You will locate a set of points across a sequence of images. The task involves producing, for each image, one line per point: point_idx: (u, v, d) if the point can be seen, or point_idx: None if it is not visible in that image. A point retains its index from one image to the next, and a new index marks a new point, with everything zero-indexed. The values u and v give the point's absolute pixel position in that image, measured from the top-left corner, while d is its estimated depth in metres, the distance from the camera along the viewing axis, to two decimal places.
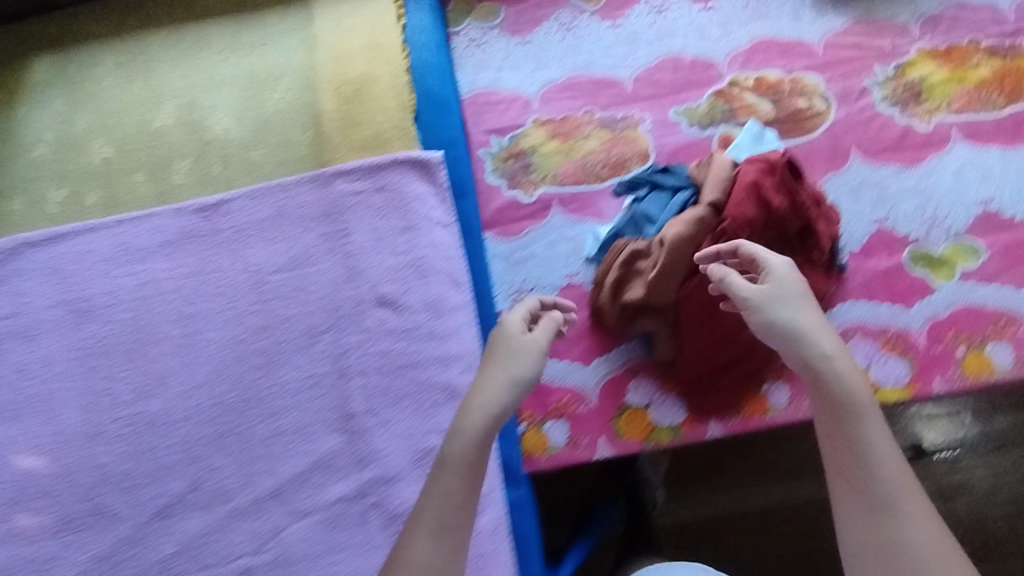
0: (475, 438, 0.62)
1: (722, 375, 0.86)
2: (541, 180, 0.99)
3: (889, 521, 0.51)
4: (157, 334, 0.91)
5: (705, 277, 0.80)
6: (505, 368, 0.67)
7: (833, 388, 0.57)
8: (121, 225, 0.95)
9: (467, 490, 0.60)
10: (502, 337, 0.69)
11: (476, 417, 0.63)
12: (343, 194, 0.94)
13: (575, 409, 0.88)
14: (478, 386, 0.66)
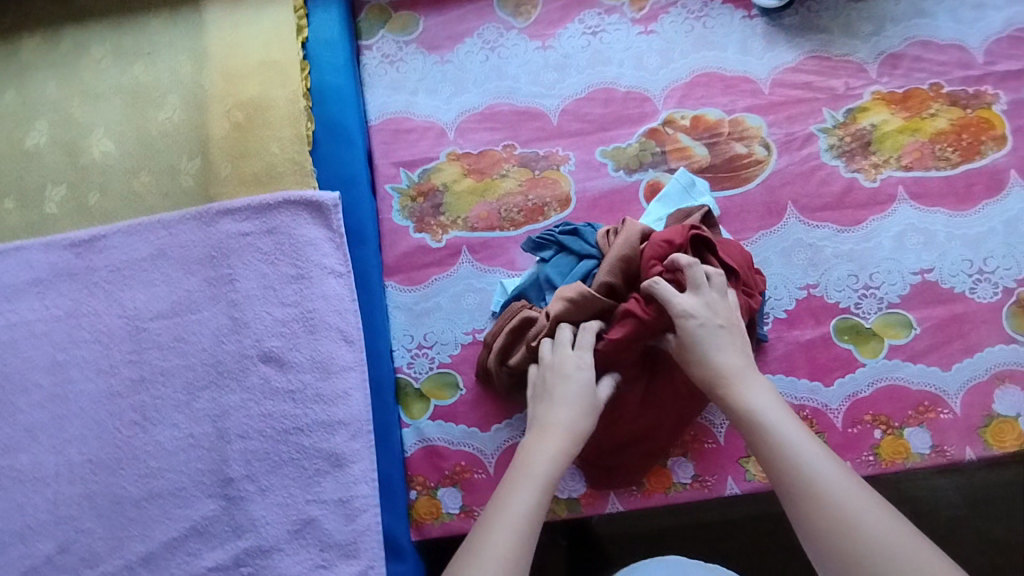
0: (552, 459, 0.66)
1: (623, 454, 0.80)
2: (451, 223, 0.91)
3: (833, 517, 0.56)
4: (24, 383, 0.84)
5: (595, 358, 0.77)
6: (571, 412, 0.70)
7: (744, 414, 0.65)
8: None
9: (535, 513, 0.62)
10: (568, 379, 0.71)
11: (545, 453, 0.67)
12: (229, 234, 0.87)
13: (470, 477, 0.83)
14: (548, 426, 0.69)
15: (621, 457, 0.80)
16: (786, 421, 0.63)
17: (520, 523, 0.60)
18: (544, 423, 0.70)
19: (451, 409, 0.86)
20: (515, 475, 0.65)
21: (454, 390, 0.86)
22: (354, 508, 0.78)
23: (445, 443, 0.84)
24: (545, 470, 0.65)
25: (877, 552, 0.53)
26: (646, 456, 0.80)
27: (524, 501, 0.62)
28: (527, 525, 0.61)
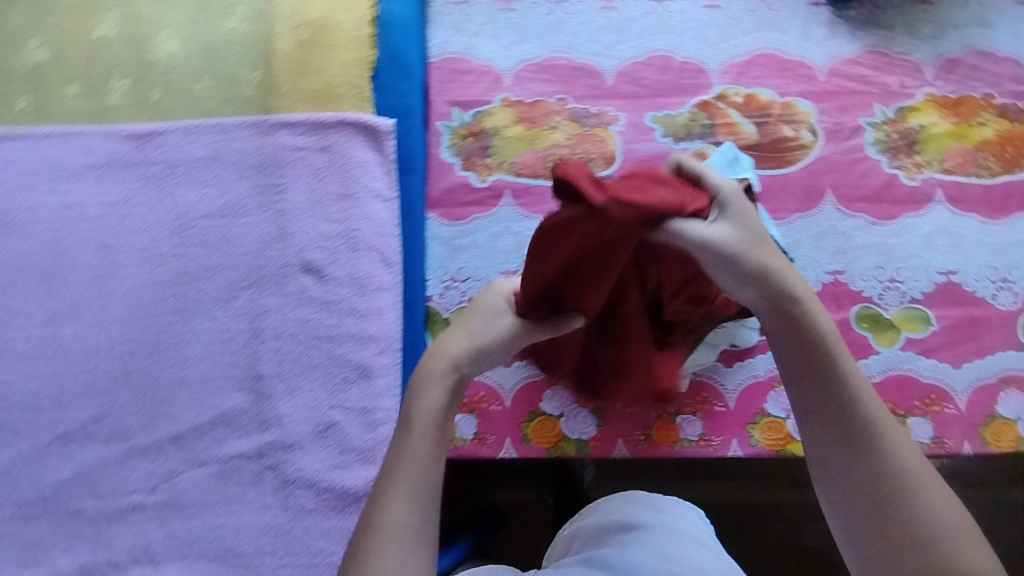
0: (440, 401, 0.65)
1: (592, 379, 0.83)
2: (496, 166, 0.93)
3: (872, 449, 0.61)
4: (73, 261, 0.88)
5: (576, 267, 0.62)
6: (464, 343, 0.68)
7: (806, 332, 0.65)
8: (51, 140, 0.91)
9: (433, 453, 0.63)
10: (474, 311, 0.70)
11: (438, 388, 0.65)
12: (283, 146, 0.89)
13: (487, 407, 0.87)
14: (440, 361, 0.67)
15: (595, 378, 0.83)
16: (848, 359, 0.65)
17: (425, 472, 0.62)
18: (446, 361, 0.67)
19: None
20: (408, 422, 0.64)
21: None
22: (375, 418, 0.83)
23: None
24: (431, 406, 0.65)
25: (910, 485, 0.59)
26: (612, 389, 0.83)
27: (422, 444, 0.63)
28: (427, 471, 0.62)
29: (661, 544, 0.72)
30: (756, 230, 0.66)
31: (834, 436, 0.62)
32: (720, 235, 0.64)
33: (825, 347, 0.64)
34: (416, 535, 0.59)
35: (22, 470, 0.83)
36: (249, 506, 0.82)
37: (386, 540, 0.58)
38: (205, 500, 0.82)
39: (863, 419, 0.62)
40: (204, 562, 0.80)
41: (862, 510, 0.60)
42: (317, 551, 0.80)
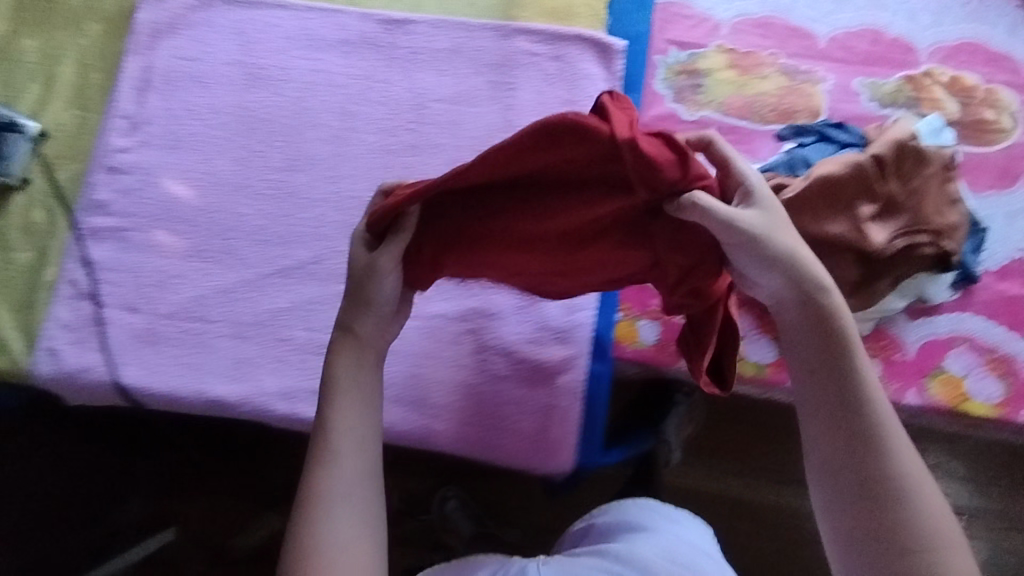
0: (349, 371, 0.70)
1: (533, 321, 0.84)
2: (706, 103, 1.00)
3: (872, 448, 0.62)
4: (315, 120, 0.96)
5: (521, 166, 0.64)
6: (353, 310, 0.72)
7: (823, 327, 0.66)
8: (310, 13, 0.99)
9: (365, 418, 0.70)
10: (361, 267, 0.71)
11: (350, 360, 0.71)
12: (521, 51, 0.97)
13: (672, 318, 0.92)
14: (355, 340, 0.71)
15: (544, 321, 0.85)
16: (865, 362, 0.65)
17: (356, 445, 0.68)
18: (346, 330, 0.71)
19: None
20: (329, 401, 0.69)
21: None
22: (576, 303, 0.90)
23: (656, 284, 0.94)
24: (347, 368, 0.70)
25: (906, 488, 0.61)
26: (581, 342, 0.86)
27: (349, 418, 0.69)
28: (360, 449, 0.68)
29: (673, 545, 0.75)
30: (777, 217, 0.66)
31: (839, 438, 0.64)
32: (747, 216, 0.64)
33: (840, 347, 0.65)
34: (360, 506, 0.66)
35: (242, 295, 0.89)
36: (445, 361, 0.88)
37: (331, 515, 0.65)
38: (406, 350, 0.88)
39: (867, 421, 0.63)
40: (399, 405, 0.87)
41: (852, 508, 0.62)
42: (500, 415, 0.87)
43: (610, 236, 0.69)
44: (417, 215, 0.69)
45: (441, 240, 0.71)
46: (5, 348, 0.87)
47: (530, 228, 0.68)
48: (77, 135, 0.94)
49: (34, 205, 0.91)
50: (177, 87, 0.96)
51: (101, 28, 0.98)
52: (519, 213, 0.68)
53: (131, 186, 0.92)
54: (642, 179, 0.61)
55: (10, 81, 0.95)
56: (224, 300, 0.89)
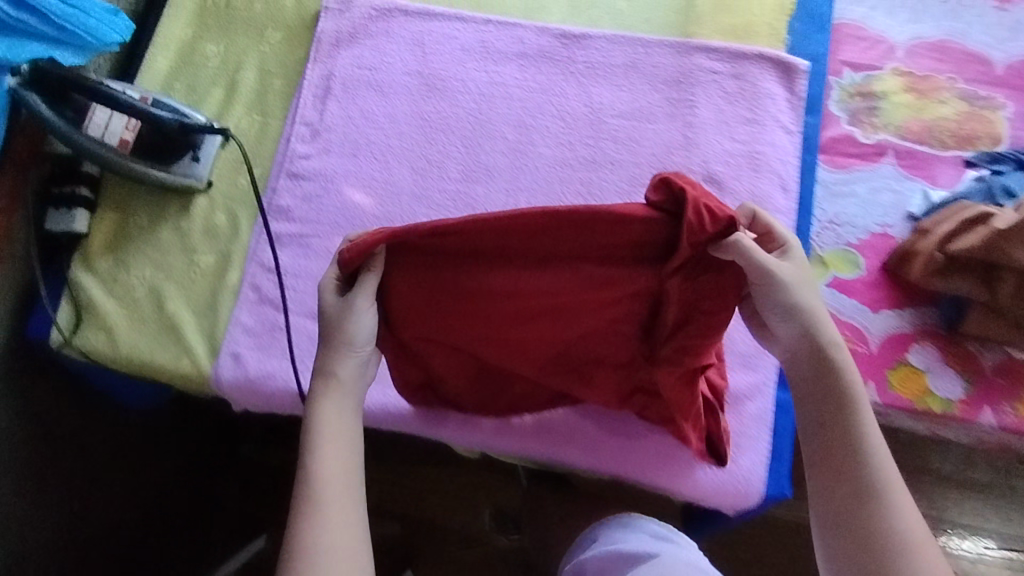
0: (333, 405, 0.69)
1: (473, 383, 0.84)
2: (882, 126, 0.99)
3: (871, 497, 0.63)
4: (492, 132, 0.95)
5: (500, 239, 0.68)
6: (334, 355, 0.71)
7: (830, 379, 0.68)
8: (489, 25, 1.00)
9: (347, 467, 0.66)
10: (336, 322, 0.71)
11: (335, 404, 0.69)
12: (701, 67, 0.96)
13: (853, 348, 0.91)
14: (332, 386, 0.70)
15: (469, 388, 0.85)
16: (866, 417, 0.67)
17: (339, 493, 0.64)
18: (327, 375, 0.70)
19: (845, 284, 0.93)
20: (310, 441, 0.67)
21: (853, 268, 0.94)
22: None
23: (836, 312, 0.92)
24: (328, 402, 0.69)
25: (905, 542, 0.61)
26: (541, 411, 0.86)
27: (333, 456, 0.66)
28: (338, 503, 0.64)
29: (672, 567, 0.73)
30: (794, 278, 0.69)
31: (841, 483, 0.64)
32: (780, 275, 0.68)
33: (847, 402, 0.67)
34: (349, 563, 0.61)
35: None
36: None
37: (316, 562, 0.60)
38: None
39: (868, 470, 0.64)
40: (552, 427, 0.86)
41: (851, 559, 0.62)
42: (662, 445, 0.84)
43: (586, 313, 0.74)
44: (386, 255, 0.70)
45: (407, 290, 0.73)
46: (189, 351, 0.88)
47: (487, 289, 0.72)
48: (258, 140, 0.97)
49: (217, 208, 0.93)
50: (357, 95, 0.97)
51: (281, 36, 1.01)
52: (489, 280, 0.71)
53: (312, 192, 0.93)
54: (690, 234, 0.64)
55: (193, 83, 0.99)
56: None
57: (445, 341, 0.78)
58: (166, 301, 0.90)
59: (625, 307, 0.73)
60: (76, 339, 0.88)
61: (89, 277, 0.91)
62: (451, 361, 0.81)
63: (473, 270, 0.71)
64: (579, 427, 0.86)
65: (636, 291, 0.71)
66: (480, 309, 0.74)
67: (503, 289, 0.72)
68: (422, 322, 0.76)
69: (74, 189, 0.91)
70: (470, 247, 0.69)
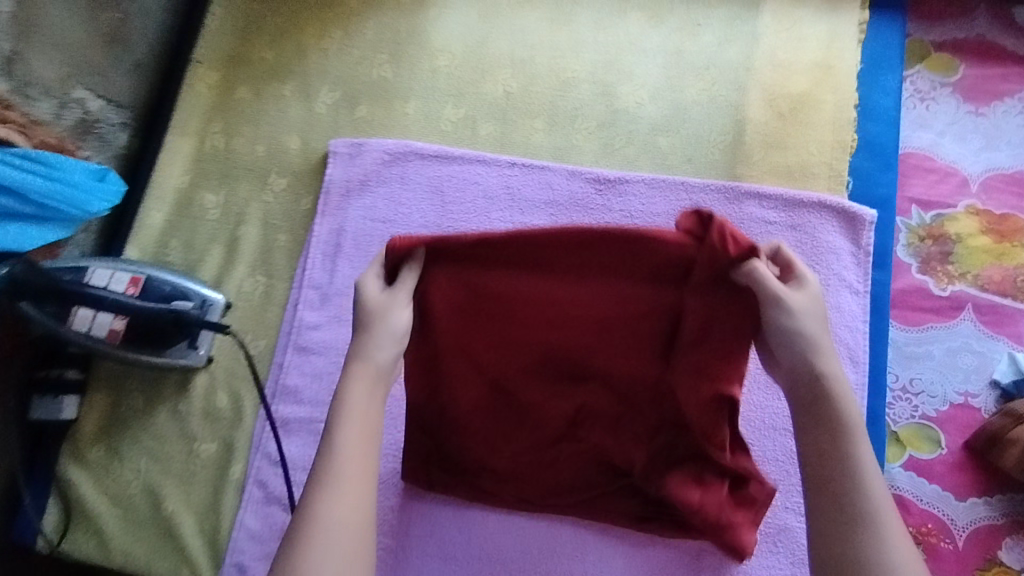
0: (367, 391, 0.56)
1: (459, 425, 0.73)
2: (959, 275, 0.87)
3: (869, 540, 0.51)
4: None
5: (531, 250, 0.57)
6: (372, 334, 0.57)
7: (828, 403, 0.55)
8: (514, 169, 0.90)
9: (366, 464, 0.54)
10: (370, 309, 0.57)
11: (365, 391, 0.56)
12: (753, 217, 0.86)
13: (937, 543, 0.78)
14: (364, 365, 0.57)
15: (466, 417, 0.72)
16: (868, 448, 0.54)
17: (352, 488, 0.52)
18: (364, 359, 0.57)
19: (925, 464, 0.81)
20: (331, 428, 0.55)
21: (931, 446, 0.82)
22: None
23: (914, 498, 0.80)
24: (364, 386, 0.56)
25: None
26: (532, 454, 0.75)
27: (358, 451, 0.54)
28: (352, 496, 0.52)
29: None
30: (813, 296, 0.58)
31: (836, 521, 0.52)
32: (798, 298, 0.56)
33: (845, 429, 0.55)
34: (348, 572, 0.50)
35: (445, 502, 0.79)
36: None
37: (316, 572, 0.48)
38: None
39: (869, 509, 0.52)
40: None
41: None
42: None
43: (607, 335, 0.64)
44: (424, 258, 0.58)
45: (423, 301, 0.60)
46: (189, 560, 0.78)
47: (507, 302, 0.61)
48: (261, 306, 0.87)
49: (218, 387, 0.84)
50: (370, 252, 0.88)
51: (286, 182, 0.93)
52: (509, 295, 0.61)
53: (322, 368, 0.84)
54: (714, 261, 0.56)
55: (191, 240, 0.90)
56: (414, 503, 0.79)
57: (454, 350, 0.65)
58: (163, 501, 0.80)
59: (644, 328, 0.63)
60: (64, 545, 0.79)
61: (80, 472, 0.82)
62: (464, 384, 0.69)
63: (492, 276, 0.59)
64: (553, 500, 0.77)
65: (664, 313, 0.61)
66: (493, 324, 0.63)
67: (512, 302, 0.61)
68: (437, 330, 0.63)
69: (62, 372, 0.83)
70: (500, 256, 0.58)
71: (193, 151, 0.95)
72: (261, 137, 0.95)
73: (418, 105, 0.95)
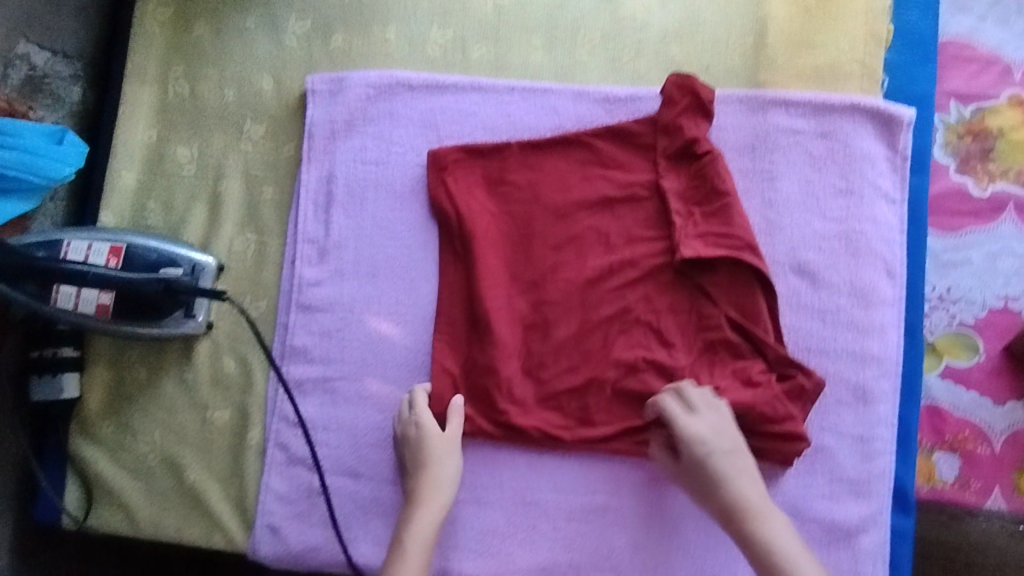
0: (434, 493, 0.71)
1: (491, 346, 0.75)
2: (1000, 173, 0.81)
3: None
4: (532, 233, 0.79)
5: (547, 148, 0.80)
6: (438, 455, 0.72)
7: (756, 546, 0.65)
8: (513, 94, 0.82)
9: None
10: (432, 440, 0.72)
11: (430, 488, 0.71)
12: (780, 127, 0.78)
13: (973, 449, 0.77)
14: (429, 472, 0.71)
15: (501, 331, 0.76)
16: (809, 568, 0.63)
17: None
18: (428, 466, 0.72)
19: (964, 374, 0.79)
20: (403, 523, 0.69)
21: (971, 354, 0.79)
22: (873, 449, 0.73)
23: (951, 408, 0.78)
24: (433, 486, 0.71)
25: None
26: (567, 382, 0.75)
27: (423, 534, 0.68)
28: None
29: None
30: (708, 467, 0.68)
31: None
32: (689, 462, 0.69)
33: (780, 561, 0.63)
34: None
35: (472, 452, 0.76)
36: (708, 528, 0.74)
37: None
38: (674, 508, 0.74)
39: None
40: (598, 557, 0.74)
41: None
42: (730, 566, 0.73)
43: (614, 217, 0.79)
44: (458, 155, 0.80)
45: (462, 192, 0.80)
46: (221, 526, 0.77)
47: (529, 192, 0.80)
48: (256, 266, 0.82)
49: (223, 353, 0.80)
50: (364, 199, 0.81)
51: (264, 130, 0.84)
52: (530, 185, 0.80)
53: (330, 326, 0.79)
54: (673, 145, 0.78)
55: (170, 200, 0.83)
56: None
57: (488, 239, 0.79)
58: (184, 469, 0.78)
59: (643, 204, 0.79)
60: (92, 520, 0.78)
61: (93, 449, 0.79)
62: (497, 277, 0.78)
63: (514, 166, 0.80)
64: (589, 434, 0.74)
65: (654, 191, 0.78)
66: (520, 211, 0.80)
67: (535, 190, 0.80)
68: (473, 217, 0.79)
69: (57, 351, 0.78)
70: (523, 156, 0.80)
71: (156, 101, 0.86)
72: (229, 81, 0.85)
73: (400, 29, 0.85)
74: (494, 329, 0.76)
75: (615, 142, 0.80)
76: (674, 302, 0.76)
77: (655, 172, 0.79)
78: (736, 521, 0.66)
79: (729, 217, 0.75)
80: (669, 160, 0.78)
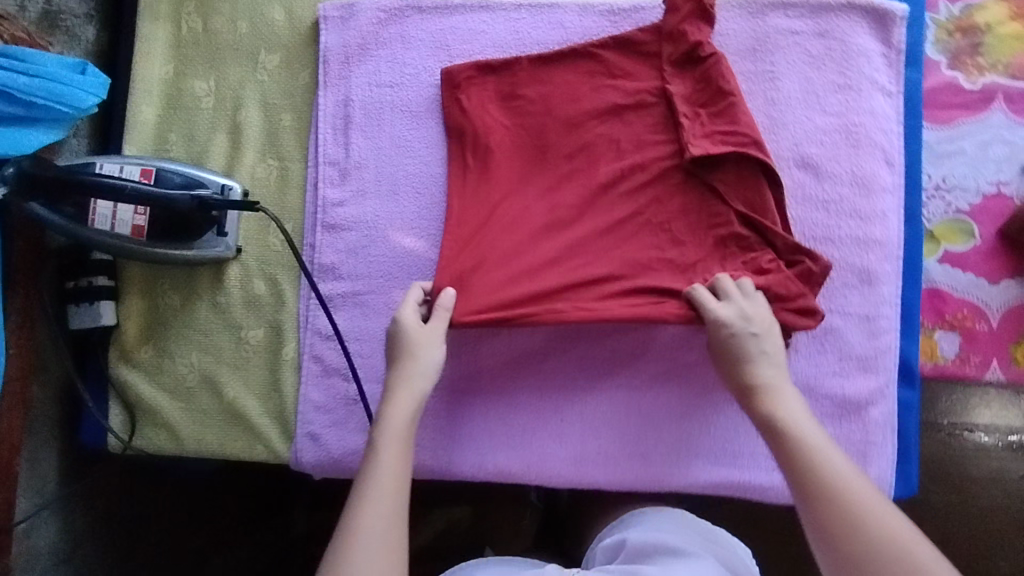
0: (413, 380, 0.69)
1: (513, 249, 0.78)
2: (989, 66, 0.85)
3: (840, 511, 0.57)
4: (546, 143, 0.82)
5: (556, 61, 0.83)
6: (415, 344, 0.71)
7: (767, 415, 0.65)
8: (521, 11, 0.85)
9: (405, 462, 0.64)
10: (409, 333, 0.71)
11: (409, 377, 0.69)
12: (778, 28, 0.82)
13: (971, 326, 0.82)
14: (410, 361, 0.70)
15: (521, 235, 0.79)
16: (817, 436, 0.62)
17: (393, 483, 0.62)
18: (410, 356, 0.70)
19: (960, 257, 0.83)
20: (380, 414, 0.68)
21: (967, 238, 0.83)
22: (878, 326, 0.78)
23: (950, 289, 0.83)
24: (412, 373, 0.69)
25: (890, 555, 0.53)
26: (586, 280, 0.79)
27: (400, 421, 0.66)
28: (387, 490, 0.61)
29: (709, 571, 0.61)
30: (731, 343, 0.70)
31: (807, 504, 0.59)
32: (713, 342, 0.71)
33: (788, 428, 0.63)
34: (385, 539, 0.58)
35: (501, 352, 0.80)
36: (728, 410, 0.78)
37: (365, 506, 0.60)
38: (694, 393, 0.79)
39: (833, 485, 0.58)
40: (623, 441, 0.78)
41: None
42: (749, 444, 0.78)
43: (624, 123, 0.82)
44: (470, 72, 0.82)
45: (475, 106, 0.82)
46: (262, 438, 0.81)
47: (540, 103, 0.82)
48: (280, 190, 0.84)
49: (253, 276, 0.83)
50: (382, 120, 0.84)
51: (279, 59, 0.86)
52: (541, 96, 0.83)
53: (356, 243, 0.82)
54: (678, 50, 0.81)
55: (191, 132, 0.85)
56: (463, 352, 0.81)
57: (503, 151, 0.82)
58: (222, 386, 0.82)
59: (652, 109, 0.82)
60: (137, 441, 0.82)
61: (133, 373, 0.82)
62: (513, 186, 0.81)
63: (524, 79, 0.83)
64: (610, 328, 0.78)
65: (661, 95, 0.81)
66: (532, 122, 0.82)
67: (545, 101, 0.82)
68: (488, 129, 0.82)
69: (92, 281, 0.81)
70: (533, 69, 0.83)
71: (170, 37, 0.87)
72: (241, 14, 0.87)
73: None
74: (515, 234, 0.79)
75: (621, 52, 0.83)
76: (685, 201, 0.80)
77: (661, 79, 0.82)
78: (753, 397, 0.67)
79: (735, 115, 0.78)
80: (675, 65, 0.81)
